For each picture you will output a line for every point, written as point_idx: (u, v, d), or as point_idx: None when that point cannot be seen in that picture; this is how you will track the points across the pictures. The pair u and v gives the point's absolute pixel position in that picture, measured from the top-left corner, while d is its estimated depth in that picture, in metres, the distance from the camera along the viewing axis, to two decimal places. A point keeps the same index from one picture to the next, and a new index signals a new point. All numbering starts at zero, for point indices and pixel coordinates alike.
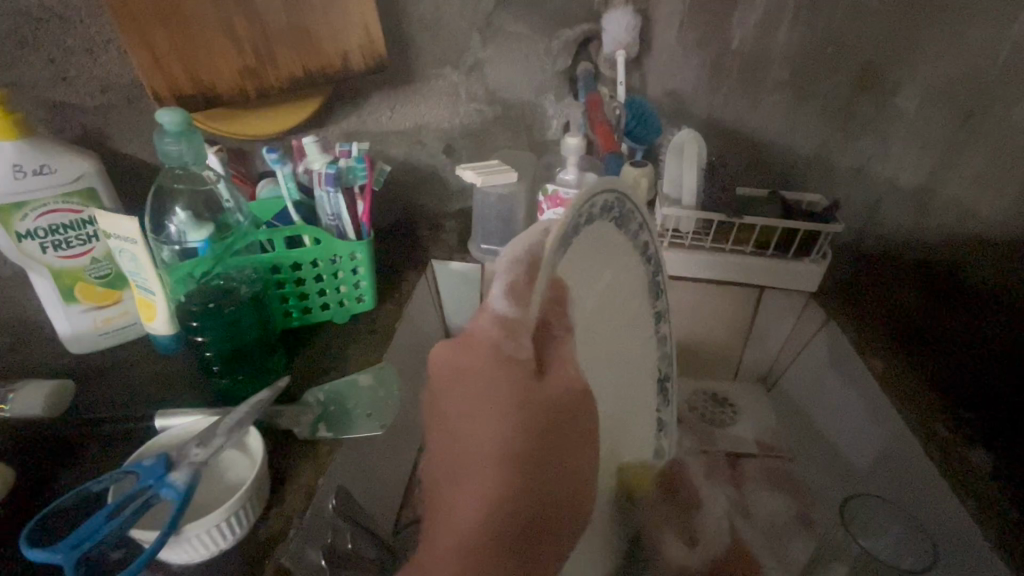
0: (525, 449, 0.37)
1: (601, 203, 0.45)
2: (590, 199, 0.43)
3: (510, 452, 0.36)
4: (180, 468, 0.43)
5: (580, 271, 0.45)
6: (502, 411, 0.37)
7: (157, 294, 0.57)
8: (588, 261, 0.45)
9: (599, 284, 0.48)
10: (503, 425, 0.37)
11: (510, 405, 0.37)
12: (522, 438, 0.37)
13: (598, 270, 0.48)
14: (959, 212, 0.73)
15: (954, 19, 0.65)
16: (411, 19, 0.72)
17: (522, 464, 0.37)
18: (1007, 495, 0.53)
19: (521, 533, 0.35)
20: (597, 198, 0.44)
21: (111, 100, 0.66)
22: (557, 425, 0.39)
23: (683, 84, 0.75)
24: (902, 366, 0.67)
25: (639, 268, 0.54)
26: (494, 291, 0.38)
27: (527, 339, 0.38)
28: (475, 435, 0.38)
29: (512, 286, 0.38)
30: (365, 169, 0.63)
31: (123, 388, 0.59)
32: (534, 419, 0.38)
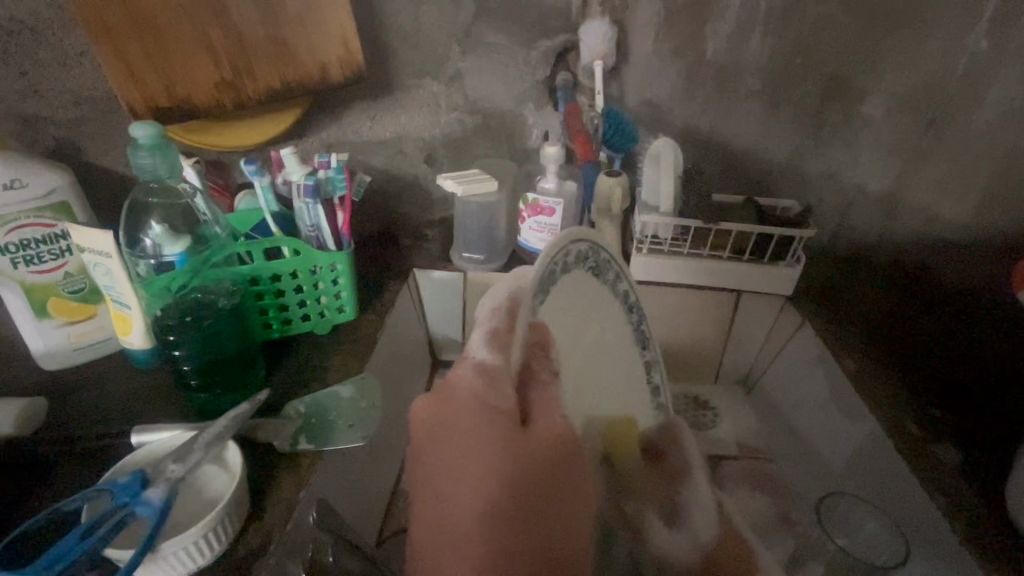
0: (511, 509, 0.35)
1: (576, 252, 0.50)
2: (564, 250, 0.48)
3: (490, 513, 0.35)
4: (156, 485, 0.42)
5: (562, 321, 0.48)
6: (487, 470, 0.36)
7: (132, 309, 0.57)
8: (567, 309, 0.49)
9: (580, 329, 0.51)
10: (482, 486, 0.35)
11: (491, 465, 0.36)
12: (505, 497, 0.35)
13: (578, 318, 0.51)
14: (924, 216, 0.75)
15: (917, 29, 0.67)
16: (389, 30, 0.72)
17: (507, 526, 0.35)
18: (974, 489, 0.55)
19: None
20: (571, 249, 0.49)
21: (84, 112, 0.65)
22: (548, 484, 0.36)
23: (659, 93, 0.76)
24: (875, 367, 0.68)
25: (618, 307, 0.58)
26: (476, 340, 0.41)
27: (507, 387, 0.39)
28: (459, 492, 0.36)
29: (492, 333, 0.41)
30: (344, 181, 0.63)
31: (98, 404, 0.58)
32: (527, 468, 0.36)
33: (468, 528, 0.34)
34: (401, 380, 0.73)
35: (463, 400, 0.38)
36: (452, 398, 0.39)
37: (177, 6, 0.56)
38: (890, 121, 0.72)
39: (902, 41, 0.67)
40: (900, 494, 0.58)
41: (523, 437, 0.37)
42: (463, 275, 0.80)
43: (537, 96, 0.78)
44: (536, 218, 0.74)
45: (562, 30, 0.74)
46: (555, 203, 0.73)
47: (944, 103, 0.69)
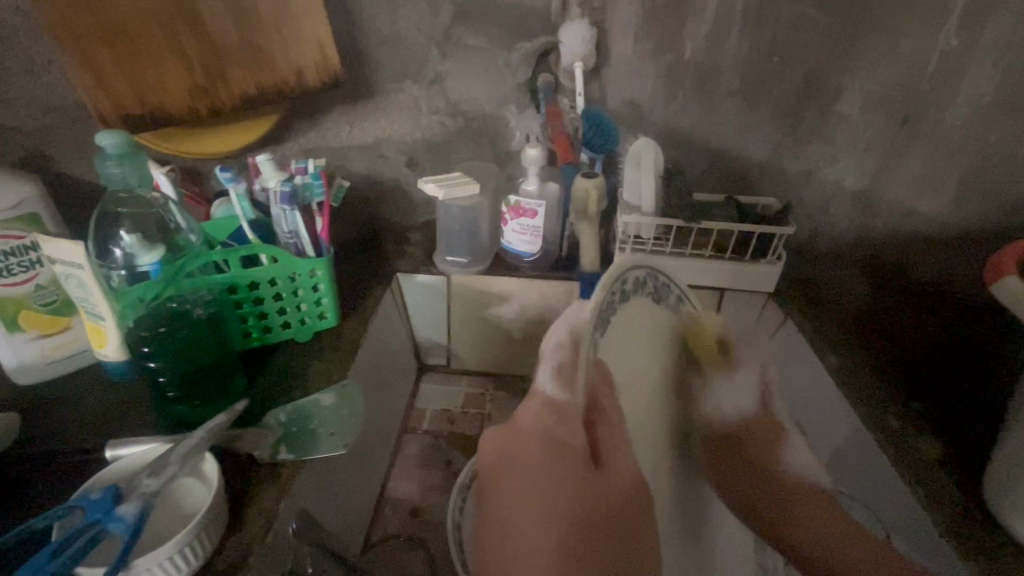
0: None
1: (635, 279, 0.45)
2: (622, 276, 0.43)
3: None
4: (130, 500, 0.42)
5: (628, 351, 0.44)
6: (558, 516, 0.33)
7: (107, 321, 0.56)
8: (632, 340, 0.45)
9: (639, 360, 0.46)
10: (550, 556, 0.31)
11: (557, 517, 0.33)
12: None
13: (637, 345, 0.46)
14: (902, 212, 0.76)
15: (891, 27, 0.67)
16: (367, 34, 0.72)
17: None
18: (954, 481, 0.55)
19: None
20: (629, 274, 0.45)
21: (55, 121, 0.65)
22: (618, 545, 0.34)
23: (639, 94, 0.76)
24: (855, 363, 0.69)
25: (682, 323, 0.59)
26: (541, 375, 0.38)
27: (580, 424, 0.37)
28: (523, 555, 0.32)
29: (557, 370, 0.38)
30: (322, 187, 0.62)
31: (74, 417, 0.57)
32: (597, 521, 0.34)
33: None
34: (385, 386, 0.72)
35: (535, 436, 0.36)
36: (521, 441, 0.36)
37: (146, 12, 0.56)
38: (866, 118, 0.72)
39: (877, 39, 0.68)
40: (882, 489, 0.59)
41: (594, 481, 0.35)
42: (446, 278, 0.80)
43: (519, 97, 0.78)
44: (519, 220, 0.75)
45: (542, 31, 0.74)
46: (536, 205, 0.73)
47: (919, 100, 0.70)
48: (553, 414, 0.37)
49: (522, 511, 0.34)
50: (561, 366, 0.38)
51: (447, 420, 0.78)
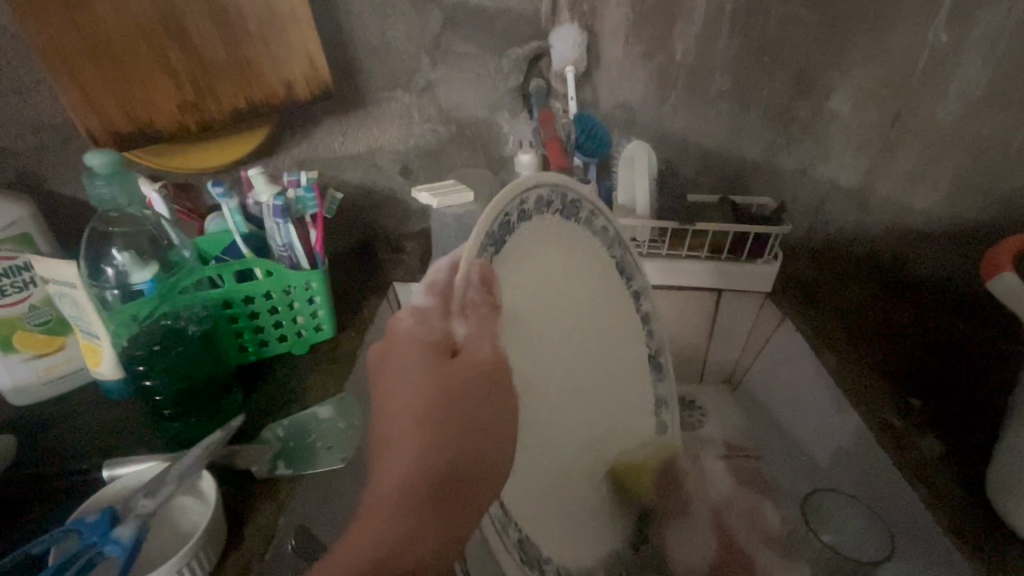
0: (450, 414, 0.36)
1: (534, 199, 0.45)
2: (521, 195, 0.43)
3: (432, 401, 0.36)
4: (126, 522, 0.42)
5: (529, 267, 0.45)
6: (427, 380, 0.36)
7: (101, 339, 0.55)
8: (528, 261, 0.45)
9: (548, 284, 0.47)
10: (415, 398, 0.36)
11: (429, 384, 0.36)
12: (435, 398, 0.36)
13: (546, 270, 0.47)
14: (896, 209, 0.75)
15: (880, 23, 0.67)
16: (357, 44, 0.72)
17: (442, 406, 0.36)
18: (956, 483, 0.55)
19: (437, 487, 0.34)
20: (529, 194, 0.44)
21: (45, 140, 0.64)
22: (465, 396, 0.36)
23: (632, 96, 0.76)
24: (856, 363, 0.68)
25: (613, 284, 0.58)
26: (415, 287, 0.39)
27: (445, 322, 0.38)
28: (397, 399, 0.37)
29: (433, 284, 0.38)
30: (314, 199, 0.62)
31: (71, 437, 0.57)
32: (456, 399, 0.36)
33: (404, 441, 0.35)
34: None
35: (407, 343, 0.38)
36: (396, 356, 0.37)
37: (134, 29, 0.56)
38: (858, 115, 0.73)
39: (866, 36, 0.68)
40: (882, 486, 0.59)
41: (450, 367, 0.37)
42: None
43: (511, 103, 0.78)
44: None
45: (532, 37, 0.74)
46: None
47: (910, 96, 0.70)
48: (428, 326, 0.38)
49: (394, 395, 0.37)
50: (435, 283, 0.38)
51: None
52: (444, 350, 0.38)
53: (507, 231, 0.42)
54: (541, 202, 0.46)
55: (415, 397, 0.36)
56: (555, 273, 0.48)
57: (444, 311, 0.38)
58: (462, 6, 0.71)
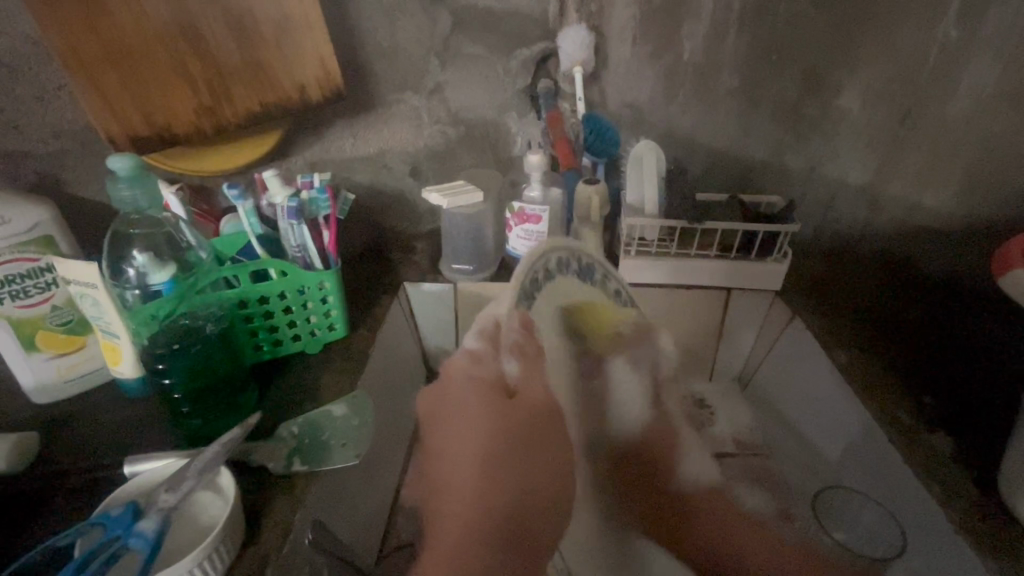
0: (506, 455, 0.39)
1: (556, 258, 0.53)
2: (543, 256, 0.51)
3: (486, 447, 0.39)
4: (149, 515, 0.43)
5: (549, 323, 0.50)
6: (483, 426, 0.40)
7: (121, 338, 0.57)
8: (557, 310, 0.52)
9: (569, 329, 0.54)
10: (473, 441, 0.40)
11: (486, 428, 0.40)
12: (493, 440, 0.39)
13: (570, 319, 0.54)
14: (907, 205, 0.76)
15: (889, 20, 0.67)
16: (368, 47, 0.73)
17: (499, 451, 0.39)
18: (971, 476, 0.55)
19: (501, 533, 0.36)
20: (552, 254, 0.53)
21: (65, 145, 0.66)
22: (530, 435, 0.40)
23: (639, 96, 0.77)
24: (870, 362, 0.68)
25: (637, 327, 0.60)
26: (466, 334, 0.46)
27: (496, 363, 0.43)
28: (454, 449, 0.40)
29: (483, 328, 0.45)
30: (327, 200, 0.64)
31: (90, 434, 0.58)
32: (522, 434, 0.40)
33: (463, 488, 0.38)
34: (395, 395, 0.73)
35: (461, 386, 0.43)
36: (456, 397, 0.43)
37: (150, 34, 0.57)
38: (867, 112, 0.72)
39: (875, 34, 0.68)
40: (894, 484, 0.59)
41: (511, 407, 0.41)
42: (453, 286, 0.80)
43: (519, 104, 0.78)
44: (523, 225, 0.75)
45: (540, 37, 0.74)
46: (540, 210, 0.73)
47: (920, 93, 0.70)
48: (480, 366, 0.43)
49: (453, 436, 0.41)
50: (486, 328, 0.45)
51: None
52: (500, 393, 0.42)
53: (536, 285, 0.49)
54: (562, 264, 0.54)
55: (478, 436, 0.40)
56: (587, 325, 0.55)
57: (493, 353, 0.44)
58: (470, 8, 0.72)
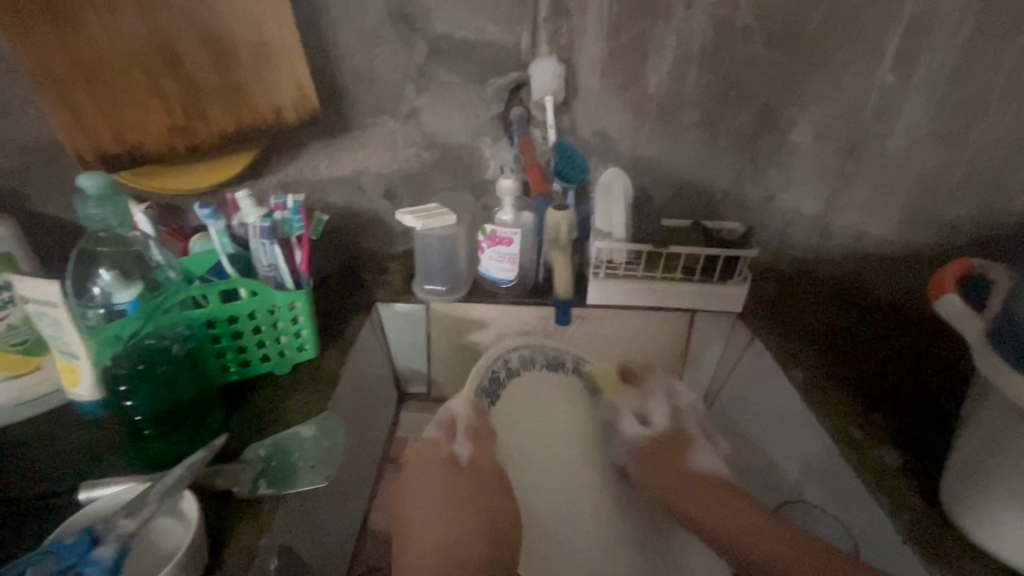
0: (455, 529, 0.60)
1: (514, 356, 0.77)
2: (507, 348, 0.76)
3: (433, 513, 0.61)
4: (108, 542, 0.41)
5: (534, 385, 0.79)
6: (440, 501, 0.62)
7: (80, 359, 0.54)
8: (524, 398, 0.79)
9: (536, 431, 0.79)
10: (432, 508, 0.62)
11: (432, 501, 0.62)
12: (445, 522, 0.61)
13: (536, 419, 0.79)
14: (854, 234, 0.81)
15: (833, 63, 0.73)
16: (344, 72, 0.74)
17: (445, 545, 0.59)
18: (917, 491, 0.58)
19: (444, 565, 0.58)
20: (512, 354, 0.76)
21: (30, 161, 0.65)
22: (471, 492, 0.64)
23: (608, 126, 0.81)
24: (824, 379, 0.71)
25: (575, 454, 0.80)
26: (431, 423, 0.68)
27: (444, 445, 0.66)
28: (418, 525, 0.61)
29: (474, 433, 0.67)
30: (301, 221, 0.64)
31: (42, 458, 0.56)
32: (459, 505, 0.62)
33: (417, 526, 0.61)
34: (366, 415, 0.73)
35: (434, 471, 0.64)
36: (415, 477, 0.64)
37: (124, 54, 0.57)
38: (818, 147, 0.78)
39: (822, 75, 0.74)
40: (845, 495, 0.62)
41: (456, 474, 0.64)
42: (426, 306, 0.81)
43: (493, 129, 0.81)
44: (495, 248, 0.77)
45: (513, 67, 0.77)
46: (512, 234, 0.75)
47: (864, 130, 0.75)
48: (436, 448, 0.66)
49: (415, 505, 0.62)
50: (444, 420, 0.68)
51: None
52: (452, 464, 0.65)
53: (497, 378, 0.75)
54: (524, 359, 0.78)
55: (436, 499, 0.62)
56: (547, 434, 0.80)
57: (446, 440, 0.67)
58: (446, 37, 0.74)
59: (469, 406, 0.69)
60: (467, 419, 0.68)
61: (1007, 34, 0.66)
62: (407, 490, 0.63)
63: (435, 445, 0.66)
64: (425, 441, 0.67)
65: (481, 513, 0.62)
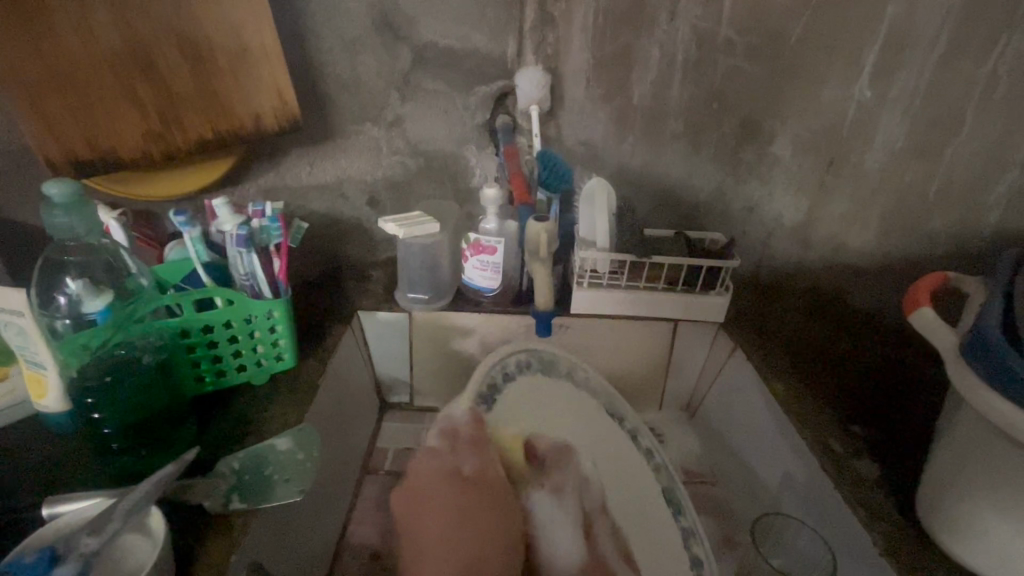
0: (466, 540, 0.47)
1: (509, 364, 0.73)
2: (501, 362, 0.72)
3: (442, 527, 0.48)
4: (67, 563, 0.40)
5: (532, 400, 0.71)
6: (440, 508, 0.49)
7: (48, 370, 0.52)
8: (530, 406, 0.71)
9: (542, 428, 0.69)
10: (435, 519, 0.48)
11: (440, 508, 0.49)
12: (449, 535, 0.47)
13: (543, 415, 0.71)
14: (834, 245, 0.82)
15: (813, 77, 0.74)
16: (327, 78, 0.74)
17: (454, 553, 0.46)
18: (892, 503, 0.58)
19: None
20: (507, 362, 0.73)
21: (2, 166, 0.63)
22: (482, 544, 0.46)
23: (592, 136, 0.81)
24: (805, 391, 0.72)
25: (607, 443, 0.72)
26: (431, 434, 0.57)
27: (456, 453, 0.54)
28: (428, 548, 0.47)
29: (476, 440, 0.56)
30: (280, 229, 0.62)
31: (5, 471, 0.54)
32: (474, 500, 0.49)
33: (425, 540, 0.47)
34: (345, 426, 0.71)
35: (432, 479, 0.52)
36: (421, 489, 0.51)
37: (100, 59, 0.56)
38: (798, 159, 0.78)
39: (802, 88, 0.75)
40: (824, 507, 0.61)
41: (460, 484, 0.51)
42: (408, 315, 0.80)
43: (477, 138, 0.81)
44: (478, 256, 0.76)
45: (498, 75, 0.77)
46: (495, 242, 0.75)
47: (842, 144, 0.76)
48: (441, 460, 0.53)
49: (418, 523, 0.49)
50: (445, 429, 0.57)
51: (409, 458, 0.77)
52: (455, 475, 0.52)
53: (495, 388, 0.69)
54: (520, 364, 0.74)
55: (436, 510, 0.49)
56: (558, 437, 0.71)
57: (450, 449, 0.55)
58: (430, 45, 0.74)
59: (466, 413, 0.59)
60: (469, 429, 0.57)
61: (981, 51, 0.68)
62: (421, 505, 0.50)
63: (439, 453, 0.54)
64: (430, 453, 0.54)
65: (494, 520, 0.48)
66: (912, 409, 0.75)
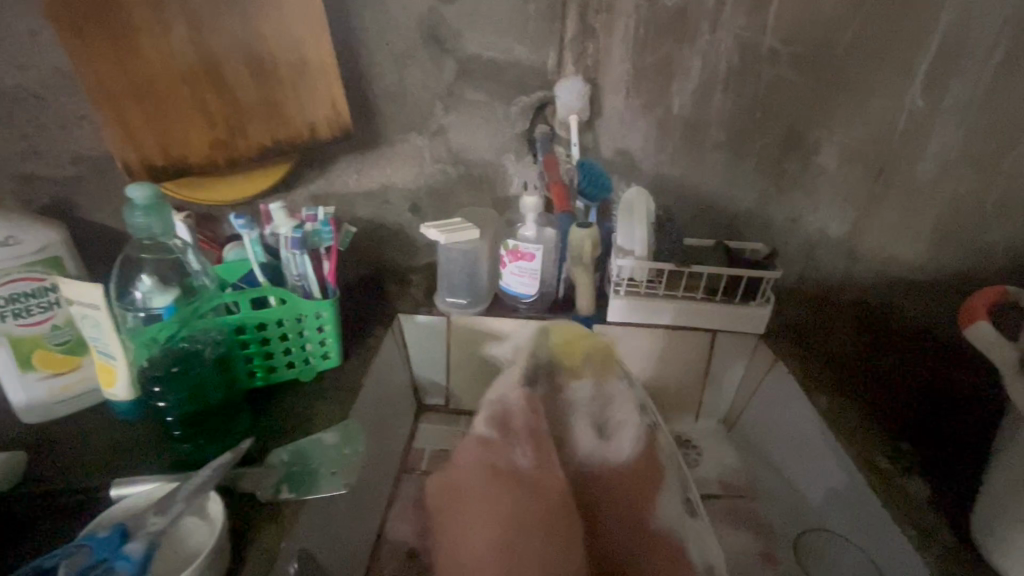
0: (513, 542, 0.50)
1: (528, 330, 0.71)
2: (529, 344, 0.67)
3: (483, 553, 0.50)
4: (136, 539, 0.43)
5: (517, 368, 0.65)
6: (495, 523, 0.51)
7: (117, 360, 0.58)
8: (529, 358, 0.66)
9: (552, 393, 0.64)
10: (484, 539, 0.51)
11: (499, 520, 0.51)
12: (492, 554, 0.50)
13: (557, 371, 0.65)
14: (882, 258, 0.80)
15: (861, 88, 0.72)
16: (376, 90, 0.77)
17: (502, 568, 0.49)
18: (944, 521, 0.56)
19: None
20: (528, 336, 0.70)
21: (81, 171, 0.69)
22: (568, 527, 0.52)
23: (632, 145, 0.81)
24: (850, 407, 0.69)
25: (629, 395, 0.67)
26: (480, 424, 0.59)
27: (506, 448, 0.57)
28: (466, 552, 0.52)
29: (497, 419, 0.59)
30: (331, 232, 0.66)
31: (79, 454, 0.58)
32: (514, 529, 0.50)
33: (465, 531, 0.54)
34: (385, 426, 0.73)
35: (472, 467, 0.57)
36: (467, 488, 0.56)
37: (175, 71, 0.60)
38: (844, 170, 0.77)
39: (849, 99, 0.73)
40: (873, 526, 0.59)
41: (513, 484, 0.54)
42: (446, 319, 0.82)
43: (517, 147, 0.82)
44: (517, 263, 0.78)
45: (539, 86, 0.79)
46: (534, 248, 0.76)
47: (891, 155, 0.75)
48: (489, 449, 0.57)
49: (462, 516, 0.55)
50: (496, 414, 0.60)
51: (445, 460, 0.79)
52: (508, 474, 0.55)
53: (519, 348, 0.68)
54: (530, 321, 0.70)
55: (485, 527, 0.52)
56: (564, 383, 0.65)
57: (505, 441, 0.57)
58: (473, 58, 0.76)
59: (519, 397, 0.60)
60: (523, 416, 0.58)
61: None
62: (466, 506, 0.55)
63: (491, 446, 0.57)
64: (480, 442, 0.58)
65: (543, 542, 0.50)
66: (962, 439, 0.71)
